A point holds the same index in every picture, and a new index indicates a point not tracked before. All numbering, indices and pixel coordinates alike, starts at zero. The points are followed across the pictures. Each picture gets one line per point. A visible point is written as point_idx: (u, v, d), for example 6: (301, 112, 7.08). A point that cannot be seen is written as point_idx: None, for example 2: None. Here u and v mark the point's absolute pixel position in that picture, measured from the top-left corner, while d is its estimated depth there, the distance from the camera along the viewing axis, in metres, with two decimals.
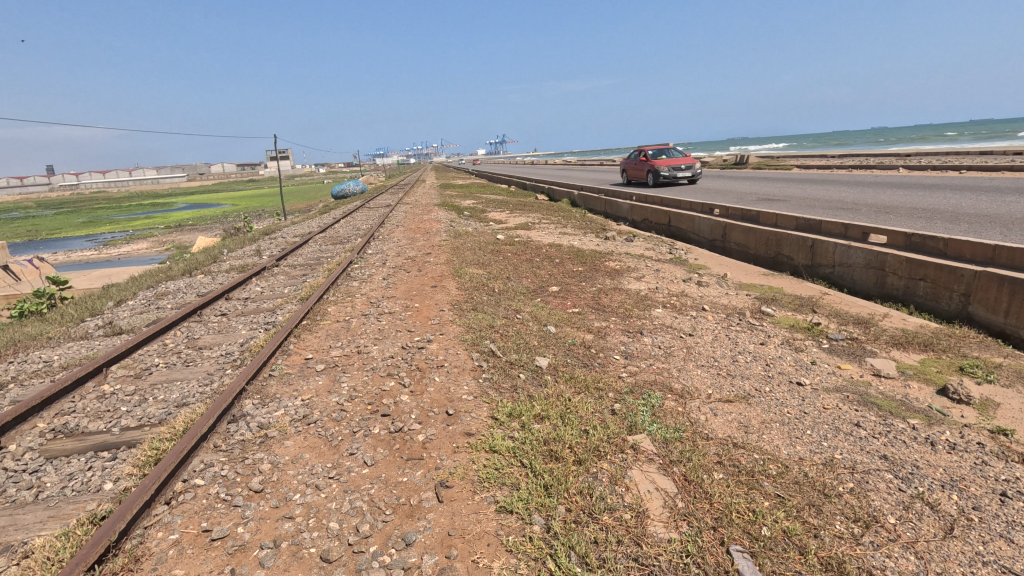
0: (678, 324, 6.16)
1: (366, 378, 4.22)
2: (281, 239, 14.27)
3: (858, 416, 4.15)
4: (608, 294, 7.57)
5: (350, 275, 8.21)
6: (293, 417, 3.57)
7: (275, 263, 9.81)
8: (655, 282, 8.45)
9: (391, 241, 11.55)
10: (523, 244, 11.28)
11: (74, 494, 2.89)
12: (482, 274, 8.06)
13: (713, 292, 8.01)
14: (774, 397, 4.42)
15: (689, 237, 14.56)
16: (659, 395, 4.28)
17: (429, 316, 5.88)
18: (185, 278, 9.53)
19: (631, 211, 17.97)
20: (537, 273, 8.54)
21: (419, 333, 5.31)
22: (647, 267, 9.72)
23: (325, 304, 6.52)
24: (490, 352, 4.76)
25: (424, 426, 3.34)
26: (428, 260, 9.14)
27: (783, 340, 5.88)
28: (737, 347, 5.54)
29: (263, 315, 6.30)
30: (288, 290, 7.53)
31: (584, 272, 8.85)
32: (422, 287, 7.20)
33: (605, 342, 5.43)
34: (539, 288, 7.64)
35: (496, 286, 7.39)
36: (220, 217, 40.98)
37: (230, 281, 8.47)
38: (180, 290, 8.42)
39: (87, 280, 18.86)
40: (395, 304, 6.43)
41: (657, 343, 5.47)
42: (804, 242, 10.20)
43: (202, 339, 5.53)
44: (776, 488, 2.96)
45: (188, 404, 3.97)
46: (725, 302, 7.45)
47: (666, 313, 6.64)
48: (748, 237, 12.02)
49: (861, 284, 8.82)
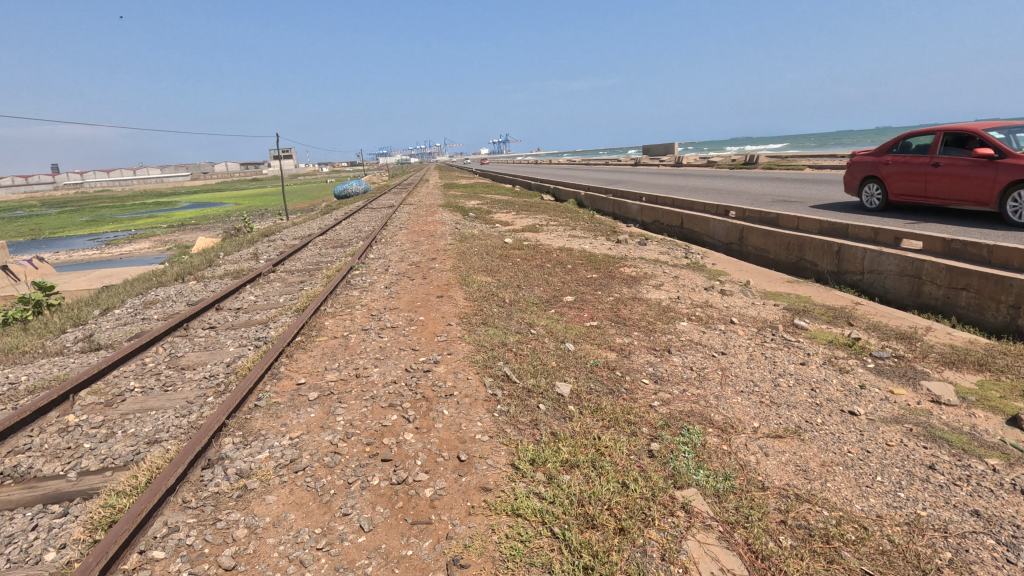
0: (706, 340, 5.63)
1: (365, 410, 3.70)
2: (281, 241, 13.78)
3: (928, 455, 3.61)
4: (628, 304, 7.03)
5: (351, 282, 7.71)
6: (278, 462, 3.05)
7: (272, 269, 9.31)
8: (676, 291, 7.91)
9: (394, 245, 11.03)
10: (532, 248, 10.74)
11: (8, 567, 2.39)
12: (491, 282, 7.54)
13: (739, 303, 7.47)
14: (829, 431, 3.88)
15: (703, 240, 14.02)
16: (699, 429, 3.74)
17: (434, 332, 5.35)
18: (177, 284, 9.04)
19: (641, 212, 17.43)
20: (550, 281, 8.01)
21: (425, 353, 4.77)
22: (665, 273, 9.19)
23: (322, 316, 6.01)
24: (503, 378, 4.22)
25: (431, 477, 2.82)
26: (433, 266, 8.62)
27: (825, 359, 5.34)
28: (776, 368, 4.99)
29: (254, 329, 5.79)
30: (283, 300, 7.03)
31: (599, 280, 8.31)
32: (427, 297, 6.68)
33: (630, 363, 4.90)
34: (553, 298, 7.11)
35: (507, 296, 6.86)
36: (223, 216, 40.66)
37: (224, 288, 7.98)
38: (170, 298, 7.91)
39: (84, 281, 18.45)
40: (397, 317, 5.92)
41: (688, 364, 4.93)
42: (830, 247, 9.69)
43: (186, 358, 5.02)
44: (860, 562, 2.43)
45: (160, 442, 3.45)
46: (753, 314, 6.91)
47: (693, 328, 6.10)
48: (767, 241, 11.48)
49: (895, 293, 8.28)
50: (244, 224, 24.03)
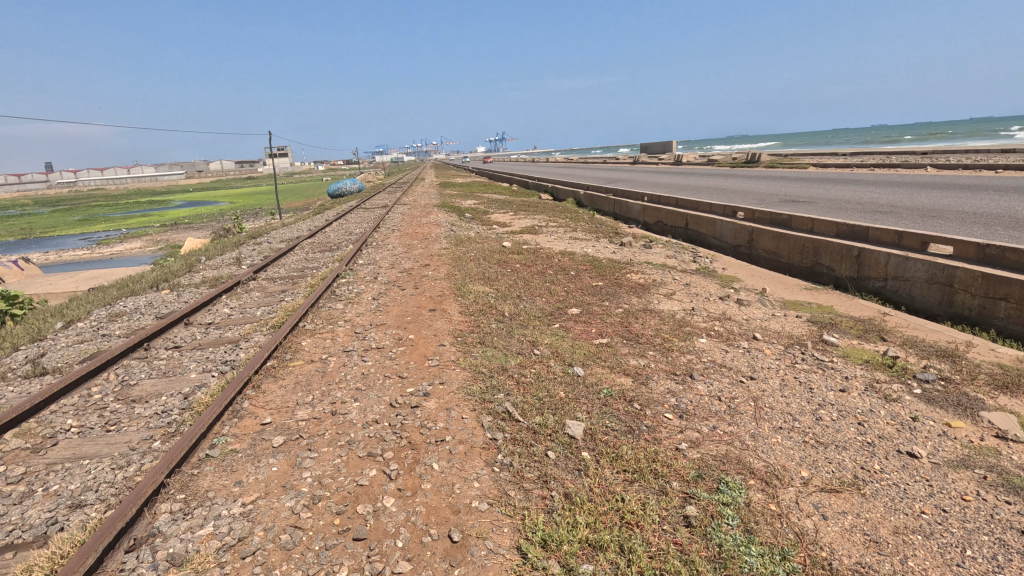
0: (731, 362, 5.00)
1: (339, 463, 3.07)
2: (267, 244, 13.10)
3: (1015, 513, 3.00)
4: (639, 318, 6.40)
5: (336, 292, 7.07)
6: (224, 542, 2.42)
7: (253, 276, 8.66)
8: (689, 301, 7.30)
9: (385, 250, 10.36)
10: (533, 252, 10.11)
11: None
12: (488, 292, 6.92)
13: (759, 315, 6.84)
14: (891, 481, 3.26)
15: (710, 242, 13.45)
16: (739, 482, 3.12)
17: (424, 355, 4.71)
18: (150, 293, 8.38)
19: (644, 213, 16.84)
20: (552, 290, 7.38)
21: (413, 383, 4.13)
22: (675, 280, 8.58)
23: (300, 335, 5.37)
24: (503, 416, 3.60)
25: (415, 570, 2.21)
26: (426, 273, 7.98)
27: (865, 384, 4.73)
28: (813, 397, 4.38)
29: (222, 351, 5.12)
30: (260, 314, 6.39)
31: (606, 288, 7.69)
32: (418, 311, 6.03)
33: (648, 393, 4.28)
34: (557, 310, 6.48)
35: (506, 309, 6.23)
36: (216, 215, 39.99)
37: (197, 298, 7.33)
38: (138, 309, 7.25)
39: (69, 282, 17.79)
40: (383, 336, 5.28)
41: (715, 393, 4.32)
42: (849, 251, 9.10)
43: (139, 387, 4.37)
44: None
45: (84, 506, 2.81)
46: (777, 328, 6.29)
47: (713, 347, 5.48)
48: (779, 244, 10.90)
49: (923, 302, 7.71)
50: (234, 223, 23.32)
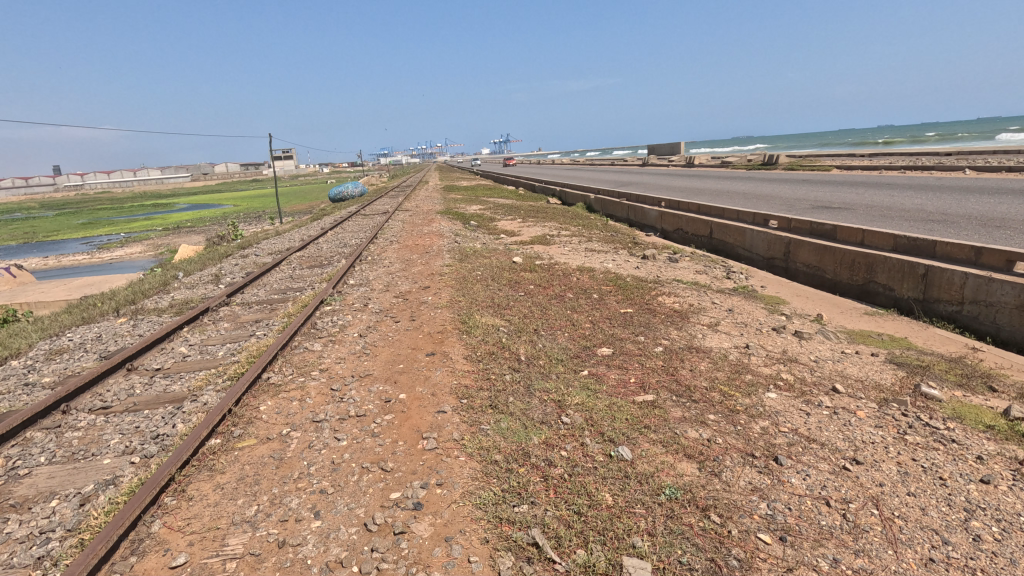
0: (821, 436, 3.80)
1: None
2: (254, 257, 11.93)
3: None
4: (684, 360, 5.20)
5: (318, 325, 5.90)
6: None
7: (226, 299, 7.51)
8: (740, 335, 6.09)
9: (381, 267, 9.22)
10: (547, 269, 8.92)
11: None
12: (500, 326, 5.73)
13: (828, 354, 5.61)
14: None
15: (739, 253, 12.27)
16: None
17: (418, 431, 3.53)
18: (106, 320, 7.25)
19: (662, 219, 15.68)
20: (575, 320, 6.20)
21: (400, 486, 2.96)
22: (716, 304, 7.38)
23: (260, 393, 4.18)
24: (529, 555, 2.45)
25: None
26: (425, 298, 6.82)
27: (1010, 469, 3.48)
28: (953, 495, 3.16)
29: (157, 418, 3.93)
30: (221, 356, 5.23)
31: (637, 317, 6.50)
32: (413, 356, 4.85)
33: (725, 494, 3.09)
34: (584, 351, 5.29)
35: (521, 351, 5.04)
36: (218, 218, 39.18)
37: (154, 331, 6.17)
38: (84, 345, 6.08)
39: (59, 290, 16.79)
40: (367, 397, 4.09)
41: (818, 492, 3.12)
42: (912, 268, 7.87)
43: (27, 483, 3.20)
44: None
45: None
46: (858, 374, 5.05)
47: (789, 408, 4.27)
48: (822, 258, 9.70)
49: (1012, 332, 6.49)
50: (229, 228, 22.24)
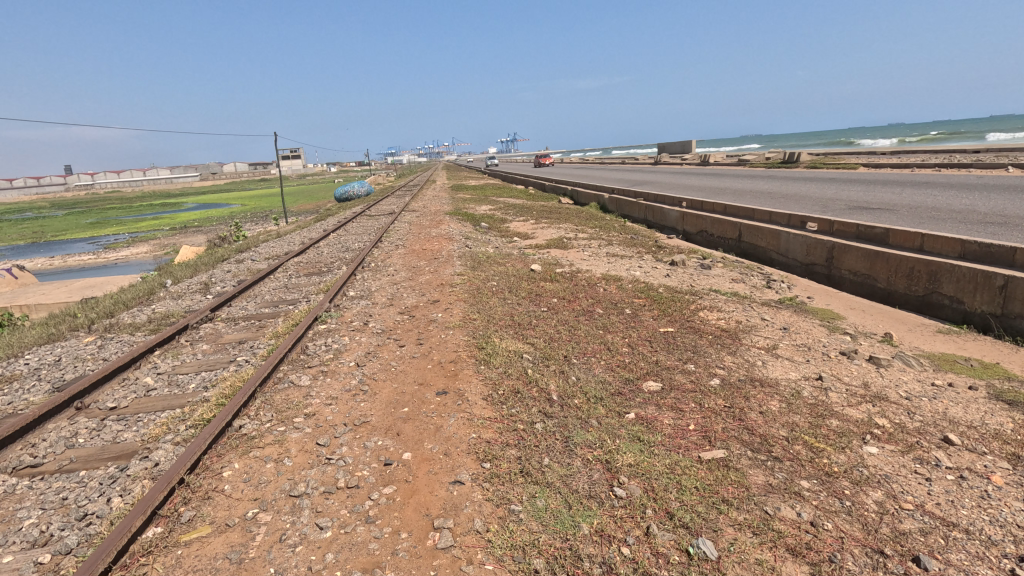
0: (961, 518, 2.87)
1: None
2: (250, 263, 11.09)
3: None
4: (749, 398, 4.27)
5: (308, 350, 5.01)
6: None
7: (209, 314, 6.65)
8: (805, 362, 5.14)
9: (385, 275, 8.35)
10: (569, 278, 7.99)
11: None
12: (523, 353, 4.81)
13: (919, 388, 4.66)
14: None
15: (772, 258, 11.31)
16: None
17: (427, 518, 2.62)
18: (73, 339, 6.40)
19: (684, 220, 14.69)
20: (610, 343, 5.26)
21: None
22: (767, 322, 6.42)
23: (227, 451, 3.29)
24: None
25: None
26: (434, 315, 5.93)
27: None
28: None
29: (91, 486, 3.05)
30: (190, 390, 4.34)
31: (681, 338, 5.57)
32: (421, 396, 3.94)
33: None
34: (627, 386, 4.37)
35: (552, 388, 4.12)
36: (223, 218, 38.49)
37: (118, 355, 5.29)
38: (38, 372, 5.23)
39: (60, 291, 16.14)
40: (362, 457, 3.19)
41: None
42: (987, 278, 6.87)
43: None
44: None
45: None
46: (967, 418, 4.09)
47: (901, 470, 3.33)
48: (873, 265, 8.70)
49: None
50: (232, 228, 21.48)
